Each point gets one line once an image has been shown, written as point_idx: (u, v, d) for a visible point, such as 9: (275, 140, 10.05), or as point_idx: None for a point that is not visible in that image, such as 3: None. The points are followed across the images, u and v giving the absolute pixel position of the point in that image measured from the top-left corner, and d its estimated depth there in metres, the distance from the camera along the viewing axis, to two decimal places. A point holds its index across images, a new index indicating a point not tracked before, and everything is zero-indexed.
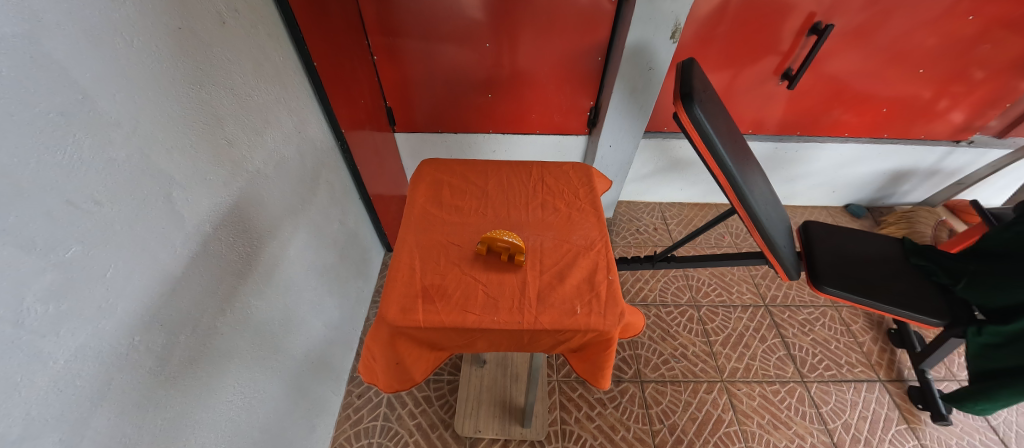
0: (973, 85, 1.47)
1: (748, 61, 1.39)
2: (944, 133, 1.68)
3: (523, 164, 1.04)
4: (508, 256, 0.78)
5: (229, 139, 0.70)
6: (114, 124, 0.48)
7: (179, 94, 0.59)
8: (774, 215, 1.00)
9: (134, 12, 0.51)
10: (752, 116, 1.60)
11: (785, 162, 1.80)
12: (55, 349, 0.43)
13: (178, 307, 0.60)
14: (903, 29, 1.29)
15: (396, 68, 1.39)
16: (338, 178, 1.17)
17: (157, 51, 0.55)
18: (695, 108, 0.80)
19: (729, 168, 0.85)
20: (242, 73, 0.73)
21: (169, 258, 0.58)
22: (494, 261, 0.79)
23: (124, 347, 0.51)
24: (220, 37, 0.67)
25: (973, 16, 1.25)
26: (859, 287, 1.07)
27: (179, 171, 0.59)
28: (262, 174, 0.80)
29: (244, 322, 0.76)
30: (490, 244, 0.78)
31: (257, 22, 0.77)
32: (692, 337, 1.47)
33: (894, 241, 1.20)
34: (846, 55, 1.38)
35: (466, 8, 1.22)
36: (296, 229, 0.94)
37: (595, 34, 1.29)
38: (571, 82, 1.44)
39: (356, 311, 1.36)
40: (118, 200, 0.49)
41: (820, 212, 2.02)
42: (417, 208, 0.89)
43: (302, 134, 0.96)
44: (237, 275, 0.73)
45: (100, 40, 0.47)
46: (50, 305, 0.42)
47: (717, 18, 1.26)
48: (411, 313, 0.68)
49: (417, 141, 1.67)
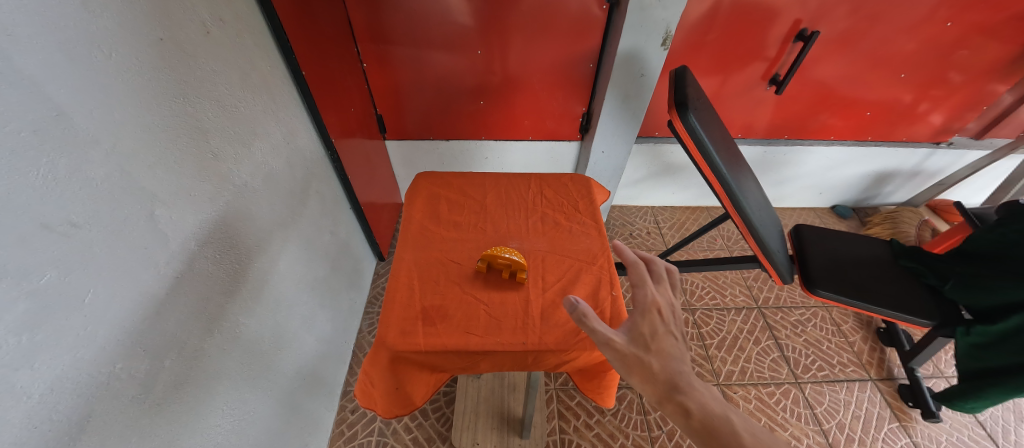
0: (952, 88, 1.52)
1: (737, 66, 1.41)
2: (925, 135, 1.72)
3: (520, 175, 1.04)
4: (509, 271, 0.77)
5: (215, 152, 0.68)
6: (92, 140, 0.46)
7: (163, 108, 0.57)
8: (767, 220, 1.01)
9: (113, 23, 0.49)
10: (741, 120, 1.62)
11: (774, 165, 1.83)
12: (29, 383, 0.40)
13: (162, 330, 0.57)
14: (885, 35, 1.33)
15: (386, 75, 1.38)
16: (329, 188, 1.14)
17: (137, 63, 0.52)
18: (689, 116, 0.80)
19: (724, 176, 0.85)
20: (228, 84, 0.71)
21: (153, 279, 0.55)
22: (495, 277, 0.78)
23: (104, 376, 0.48)
24: (204, 47, 0.65)
25: (952, 22, 1.29)
26: (851, 290, 1.08)
27: (163, 188, 0.57)
28: (250, 187, 0.78)
29: (233, 341, 0.73)
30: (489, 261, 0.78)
31: (243, 31, 0.75)
32: (687, 341, 1.47)
33: (883, 243, 1.22)
34: (832, 60, 1.41)
35: (456, 15, 1.21)
36: (286, 242, 0.92)
37: (587, 40, 1.29)
38: (563, 88, 1.44)
39: (349, 323, 1.33)
40: (97, 220, 0.47)
41: (809, 214, 2.06)
42: (415, 224, 0.88)
43: (291, 144, 0.93)
44: (225, 293, 0.70)
45: (75, 53, 0.44)
46: (24, 336, 0.40)
47: (706, 24, 1.27)
48: (411, 337, 0.67)
49: (409, 149, 1.66)
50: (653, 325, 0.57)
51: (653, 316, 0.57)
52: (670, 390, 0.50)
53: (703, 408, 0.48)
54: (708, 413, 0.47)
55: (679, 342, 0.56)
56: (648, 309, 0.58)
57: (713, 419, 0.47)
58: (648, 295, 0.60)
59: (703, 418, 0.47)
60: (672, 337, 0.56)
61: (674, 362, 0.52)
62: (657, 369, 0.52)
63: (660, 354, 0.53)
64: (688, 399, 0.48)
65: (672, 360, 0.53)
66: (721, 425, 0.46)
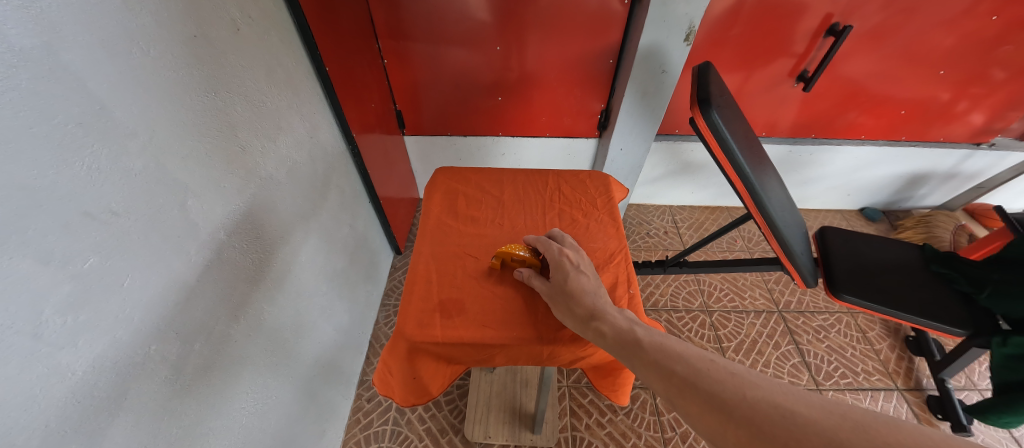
0: (996, 86, 1.43)
1: (763, 62, 1.36)
2: (964, 135, 1.64)
3: (537, 172, 1.03)
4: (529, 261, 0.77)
5: (242, 146, 0.70)
6: (131, 133, 0.48)
7: (195, 102, 0.59)
8: (791, 220, 0.98)
9: (150, 21, 0.51)
10: (766, 118, 1.57)
11: (800, 165, 1.77)
12: (72, 361, 0.43)
13: (192, 315, 0.59)
14: (924, 29, 1.26)
15: (405, 71, 1.39)
16: (348, 182, 1.17)
17: (172, 59, 0.55)
18: (712, 114, 0.78)
19: (747, 175, 0.83)
20: (255, 80, 0.73)
21: (184, 267, 0.58)
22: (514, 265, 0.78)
23: (140, 357, 0.51)
24: (233, 43, 0.67)
25: (997, 16, 1.22)
26: (879, 295, 1.04)
27: (195, 179, 0.59)
28: (274, 180, 0.80)
29: (257, 328, 0.76)
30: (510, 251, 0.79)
31: (270, 28, 0.77)
32: (704, 343, 1.45)
33: (914, 247, 1.17)
34: (864, 56, 1.35)
35: (475, 11, 1.21)
36: (307, 234, 0.94)
37: (607, 36, 1.27)
38: (582, 84, 1.43)
39: (366, 314, 1.36)
40: (134, 209, 0.49)
41: (835, 216, 1.99)
42: (432, 218, 0.89)
43: (313, 139, 0.95)
44: (250, 281, 0.73)
45: (116, 50, 0.46)
46: (68, 316, 0.42)
47: (731, 19, 1.24)
48: (428, 329, 0.68)
49: (426, 145, 1.67)
50: (567, 272, 0.66)
51: (563, 265, 0.67)
52: (587, 321, 0.58)
53: (614, 327, 0.55)
54: (617, 329, 0.54)
55: (592, 279, 0.64)
56: (558, 262, 0.68)
57: (620, 332, 0.54)
58: (554, 250, 0.70)
59: (611, 333, 0.54)
60: (585, 276, 0.65)
61: (587, 298, 0.61)
62: (576, 307, 0.61)
63: (574, 294, 0.62)
64: (602, 323, 0.56)
65: (586, 295, 0.61)
66: (627, 335, 0.53)
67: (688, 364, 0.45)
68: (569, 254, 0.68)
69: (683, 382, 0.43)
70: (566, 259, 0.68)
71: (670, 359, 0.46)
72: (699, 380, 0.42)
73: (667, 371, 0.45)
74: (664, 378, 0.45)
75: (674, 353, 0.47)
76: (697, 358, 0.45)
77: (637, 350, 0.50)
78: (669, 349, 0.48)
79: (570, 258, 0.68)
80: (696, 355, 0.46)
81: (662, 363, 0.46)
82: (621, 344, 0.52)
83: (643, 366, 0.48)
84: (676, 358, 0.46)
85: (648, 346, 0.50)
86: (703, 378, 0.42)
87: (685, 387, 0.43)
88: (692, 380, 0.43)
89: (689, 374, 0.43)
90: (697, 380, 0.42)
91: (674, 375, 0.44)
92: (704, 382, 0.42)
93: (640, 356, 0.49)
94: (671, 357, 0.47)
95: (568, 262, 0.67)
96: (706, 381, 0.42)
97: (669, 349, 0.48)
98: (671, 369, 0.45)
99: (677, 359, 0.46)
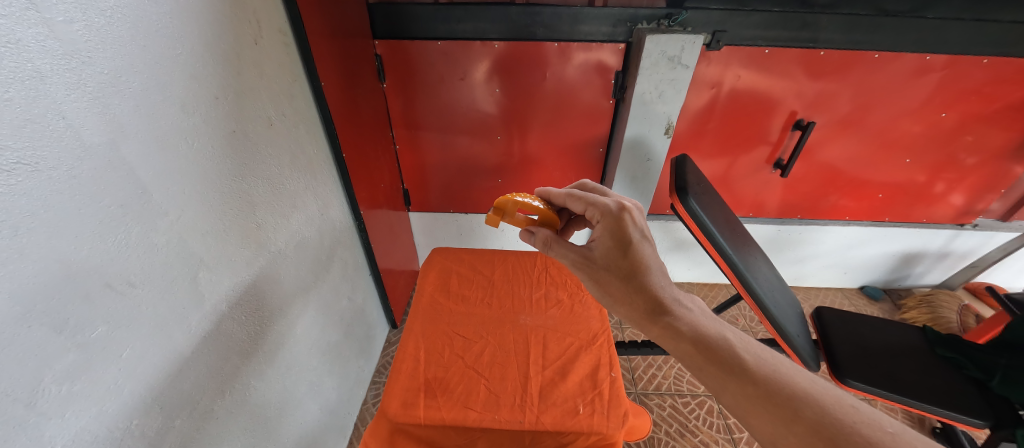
0: (965, 170, 1.53)
1: (742, 151, 1.49)
2: (947, 216, 1.71)
3: (528, 252, 1.08)
4: (524, 216, 0.85)
5: (258, 223, 0.76)
6: (164, 212, 0.54)
7: (223, 185, 0.66)
8: (782, 301, 1.00)
9: (201, 119, 0.60)
10: (753, 198, 1.66)
11: (792, 244, 1.81)
12: (56, 432, 0.44)
13: (182, 388, 0.60)
14: (885, 122, 1.40)
15: (415, 154, 1.53)
16: (352, 256, 1.21)
17: (212, 151, 0.63)
18: (690, 201, 0.86)
19: (730, 256, 0.87)
20: (279, 164, 0.82)
21: (182, 338, 0.59)
22: (511, 223, 0.82)
23: (120, 431, 0.51)
24: (266, 135, 0.77)
25: (947, 113, 1.36)
26: (887, 381, 1.00)
27: (209, 253, 0.63)
28: (283, 253, 0.85)
29: (241, 405, 0.74)
30: (502, 207, 0.82)
31: (299, 122, 0.89)
32: (713, 434, 1.35)
33: (916, 331, 1.16)
34: (836, 145, 1.47)
35: (479, 105, 1.38)
36: (306, 306, 0.96)
37: (597, 127, 1.42)
38: (576, 168, 1.55)
39: (354, 393, 1.30)
40: (148, 281, 0.53)
41: (837, 295, 1.97)
42: (425, 296, 0.92)
43: (324, 215, 1.03)
44: (242, 354, 0.74)
45: (168, 144, 0.55)
46: (64, 385, 0.44)
47: (708, 115, 1.39)
48: (413, 409, 0.69)
49: (429, 220, 1.75)
50: (629, 238, 0.66)
51: (626, 227, 0.67)
52: (655, 313, 0.60)
53: (694, 328, 0.57)
54: (700, 331, 0.57)
55: (650, 249, 0.67)
56: (617, 219, 0.68)
57: (708, 339, 0.55)
58: (611, 205, 0.69)
59: (692, 335, 0.56)
60: (646, 243, 0.67)
61: (653, 277, 0.63)
62: (641, 288, 0.63)
63: (637, 270, 0.64)
64: (673, 318, 0.59)
65: (650, 274, 0.64)
66: (722, 348, 0.54)
67: (822, 412, 0.44)
68: (628, 210, 0.68)
69: (817, 434, 0.43)
70: (626, 216, 0.68)
71: (795, 399, 0.46)
72: (840, 436, 0.42)
73: (793, 413, 0.45)
74: (785, 422, 0.45)
75: (804, 395, 0.47)
76: (835, 406, 0.45)
77: (747, 376, 0.50)
78: (792, 386, 0.48)
79: (631, 217, 0.68)
80: (830, 399, 0.46)
81: (788, 404, 0.46)
82: (715, 359, 0.53)
83: (750, 397, 0.48)
84: (806, 402, 0.46)
85: (760, 375, 0.50)
86: (846, 433, 0.42)
87: (818, 439, 0.43)
88: (828, 433, 0.43)
89: (825, 426, 0.43)
90: (840, 437, 0.42)
91: (804, 422, 0.44)
92: (844, 438, 0.42)
93: (746, 384, 0.49)
94: (797, 398, 0.46)
95: (629, 221, 0.67)
96: (850, 439, 0.42)
97: (793, 388, 0.47)
98: (802, 414, 0.45)
99: (807, 403, 0.46)
